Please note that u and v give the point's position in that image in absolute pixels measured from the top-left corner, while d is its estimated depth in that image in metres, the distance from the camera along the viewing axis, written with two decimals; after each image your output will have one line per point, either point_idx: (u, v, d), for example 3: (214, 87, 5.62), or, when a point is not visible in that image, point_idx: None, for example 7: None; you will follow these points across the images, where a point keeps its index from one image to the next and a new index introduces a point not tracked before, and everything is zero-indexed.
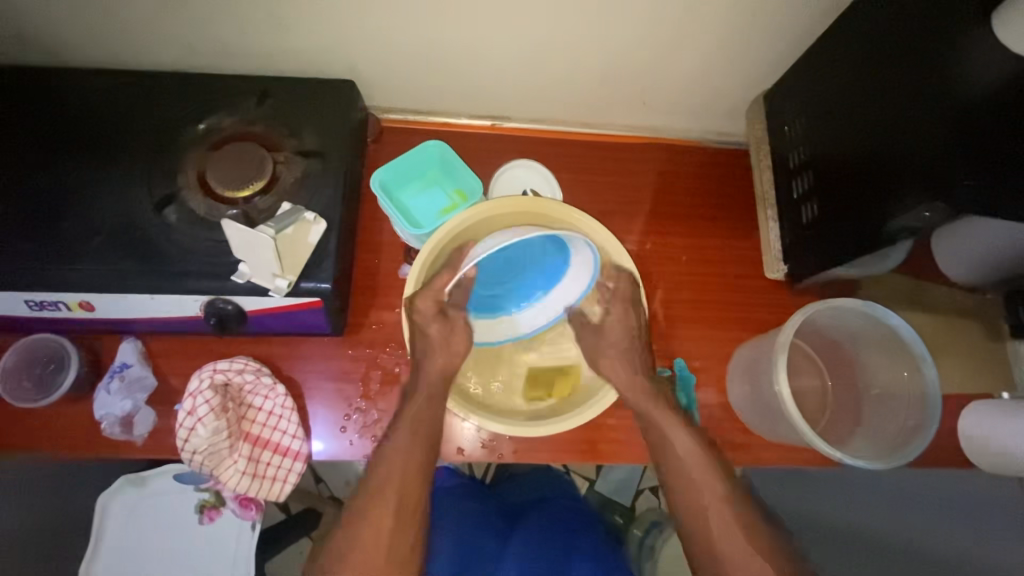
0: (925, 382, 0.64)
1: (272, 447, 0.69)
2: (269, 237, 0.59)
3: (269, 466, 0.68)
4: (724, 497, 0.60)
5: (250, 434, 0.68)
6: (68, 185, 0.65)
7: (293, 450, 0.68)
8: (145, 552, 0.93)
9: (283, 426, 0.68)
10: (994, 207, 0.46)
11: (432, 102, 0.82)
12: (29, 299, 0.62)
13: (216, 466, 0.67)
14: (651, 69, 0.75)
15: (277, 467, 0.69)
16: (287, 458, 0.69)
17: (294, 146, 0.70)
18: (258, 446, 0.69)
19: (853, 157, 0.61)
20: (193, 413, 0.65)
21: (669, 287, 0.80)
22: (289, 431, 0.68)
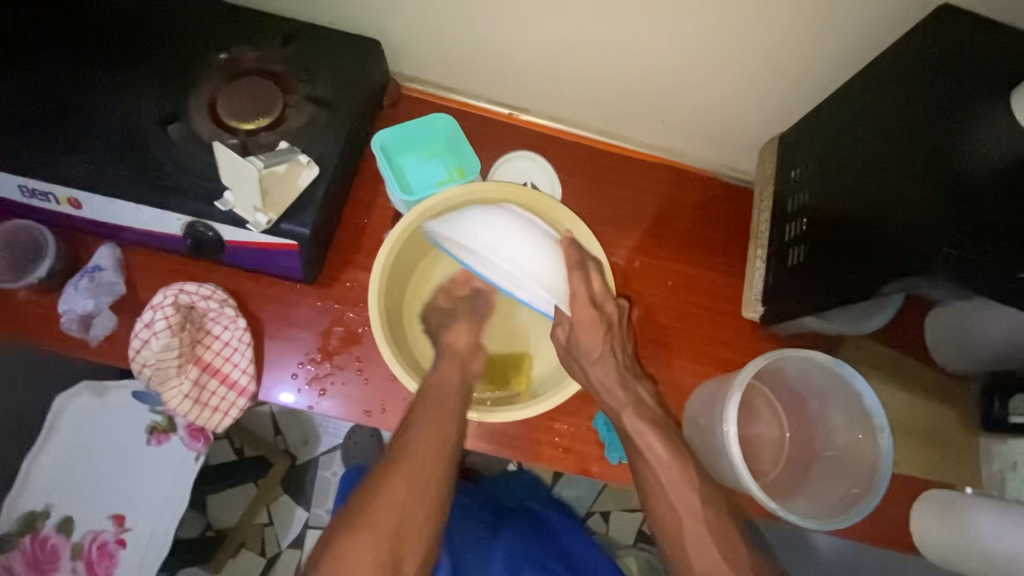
0: (879, 451, 0.62)
1: (220, 378, 0.69)
2: (254, 168, 0.61)
3: (213, 395, 0.69)
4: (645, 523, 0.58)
5: (202, 360, 0.69)
6: (81, 85, 0.67)
7: (240, 385, 0.69)
8: (90, 458, 0.95)
9: (235, 359, 0.68)
10: (974, 282, 0.45)
11: (454, 79, 0.82)
12: (24, 184, 0.65)
13: (161, 381, 0.67)
14: (672, 89, 0.75)
15: (220, 398, 0.69)
16: (233, 391, 0.69)
17: (306, 92, 0.71)
18: (207, 373, 0.69)
19: (848, 210, 0.59)
20: (150, 326, 0.66)
21: (648, 308, 0.79)
22: (240, 365, 0.69)
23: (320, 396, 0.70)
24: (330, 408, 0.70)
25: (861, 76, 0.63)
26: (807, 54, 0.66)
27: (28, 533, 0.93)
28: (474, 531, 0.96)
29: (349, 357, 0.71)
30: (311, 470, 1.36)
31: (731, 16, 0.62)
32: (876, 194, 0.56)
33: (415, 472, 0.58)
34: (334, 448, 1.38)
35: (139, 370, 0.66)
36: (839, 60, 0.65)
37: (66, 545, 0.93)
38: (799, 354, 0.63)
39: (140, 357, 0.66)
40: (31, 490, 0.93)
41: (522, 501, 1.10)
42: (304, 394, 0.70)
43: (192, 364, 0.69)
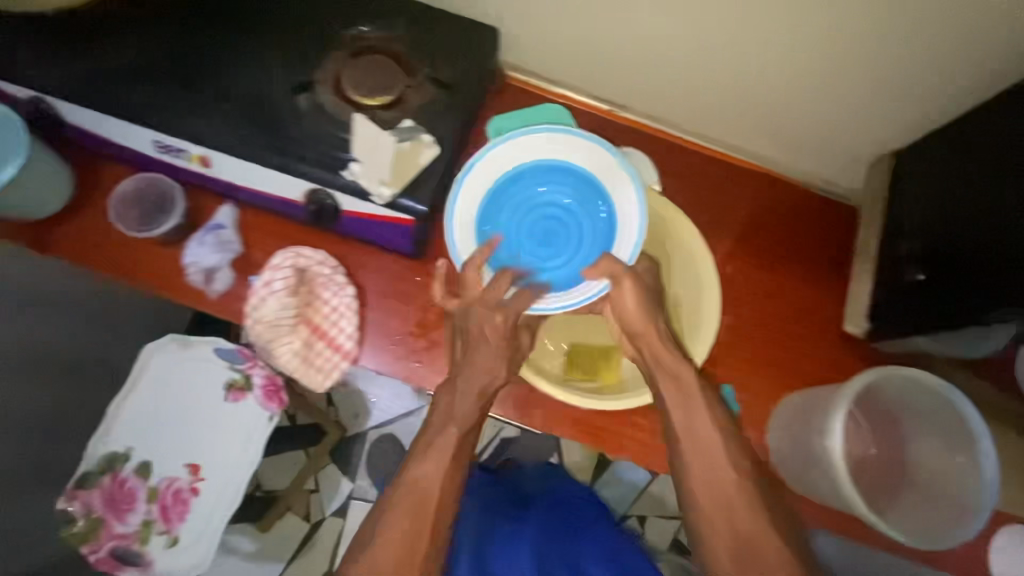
0: (978, 474, 0.61)
1: (327, 340, 0.72)
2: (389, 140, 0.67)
3: (320, 356, 0.72)
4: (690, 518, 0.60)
5: (312, 322, 0.72)
6: (217, 49, 0.70)
7: (345, 349, 0.72)
8: (171, 407, 1.00)
9: (343, 324, 0.72)
10: None
11: (559, 71, 0.83)
12: (161, 140, 0.69)
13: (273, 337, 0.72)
14: (782, 98, 0.74)
15: (326, 359, 0.72)
16: (338, 354, 0.72)
17: (427, 72, 0.73)
18: (315, 334, 0.73)
19: (979, 233, 0.58)
20: (270, 284, 0.71)
21: (737, 312, 0.79)
22: (346, 330, 0.72)
23: (415, 368, 0.72)
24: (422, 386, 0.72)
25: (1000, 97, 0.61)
26: (942, 73, 0.63)
27: (107, 472, 0.97)
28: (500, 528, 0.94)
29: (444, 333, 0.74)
30: (358, 443, 1.39)
31: (864, 27, 0.62)
32: (1007, 219, 0.54)
33: None
34: (382, 424, 1.40)
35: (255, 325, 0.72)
36: (974, 82, 0.63)
37: (142, 488, 0.97)
38: (904, 373, 0.63)
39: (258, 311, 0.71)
40: (116, 431, 0.98)
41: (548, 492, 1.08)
42: (399, 365, 0.73)
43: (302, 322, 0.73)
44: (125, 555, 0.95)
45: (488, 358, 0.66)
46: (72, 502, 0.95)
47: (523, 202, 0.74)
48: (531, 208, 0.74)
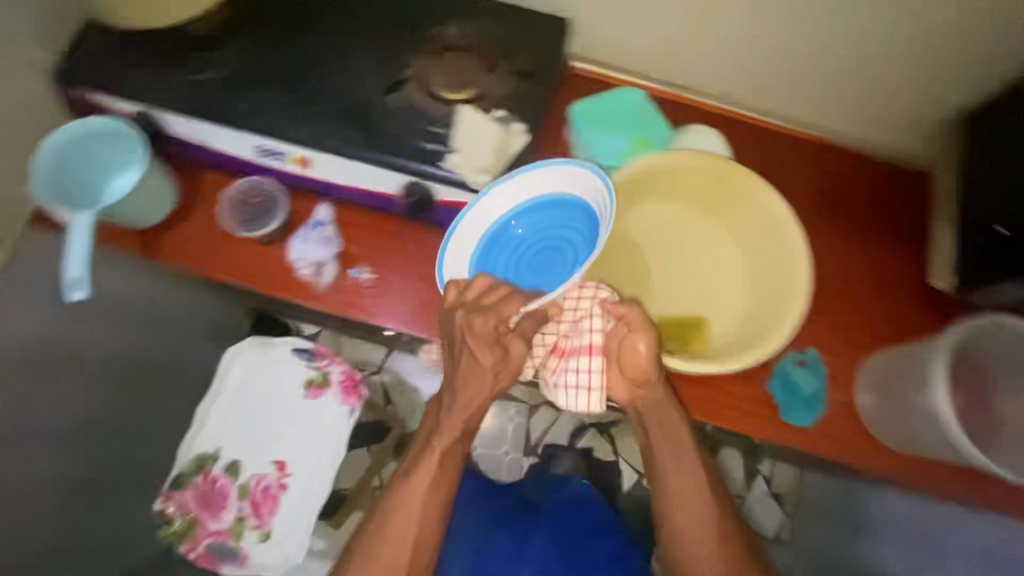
0: None
1: (577, 350, 0.70)
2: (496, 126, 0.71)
3: (574, 373, 0.70)
4: (683, 536, 0.66)
5: (557, 345, 0.71)
6: (310, 56, 0.74)
7: (590, 346, 0.69)
8: (256, 408, 1.04)
9: (588, 324, 0.69)
10: None
11: (625, 61, 0.86)
12: (262, 144, 0.72)
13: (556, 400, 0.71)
14: (849, 69, 0.76)
15: (577, 374, 0.70)
16: (586, 356, 0.69)
17: (507, 65, 0.76)
18: (562, 355, 0.71)
19: None
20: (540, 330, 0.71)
21: (818, 281, 0.80)
22: (592, 326, 0.69)
23: None
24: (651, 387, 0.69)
25: None
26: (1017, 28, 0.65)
27: (200, 473, 1.00)
28: (497, 541, 0.91)
29: None
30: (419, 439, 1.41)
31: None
32: None
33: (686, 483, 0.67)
34: None
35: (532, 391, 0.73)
36: None
37: (233, 486, 1.00)
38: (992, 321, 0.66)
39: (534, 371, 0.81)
40: (206, 433, 1.02)
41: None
42: None
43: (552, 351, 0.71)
44: (221, 551, 0.98)
45: (473, 363, 0.66)
46: (168, 503, 0.98)
47: (511, 248, 0.72)
48: (524, 249, 0.73)
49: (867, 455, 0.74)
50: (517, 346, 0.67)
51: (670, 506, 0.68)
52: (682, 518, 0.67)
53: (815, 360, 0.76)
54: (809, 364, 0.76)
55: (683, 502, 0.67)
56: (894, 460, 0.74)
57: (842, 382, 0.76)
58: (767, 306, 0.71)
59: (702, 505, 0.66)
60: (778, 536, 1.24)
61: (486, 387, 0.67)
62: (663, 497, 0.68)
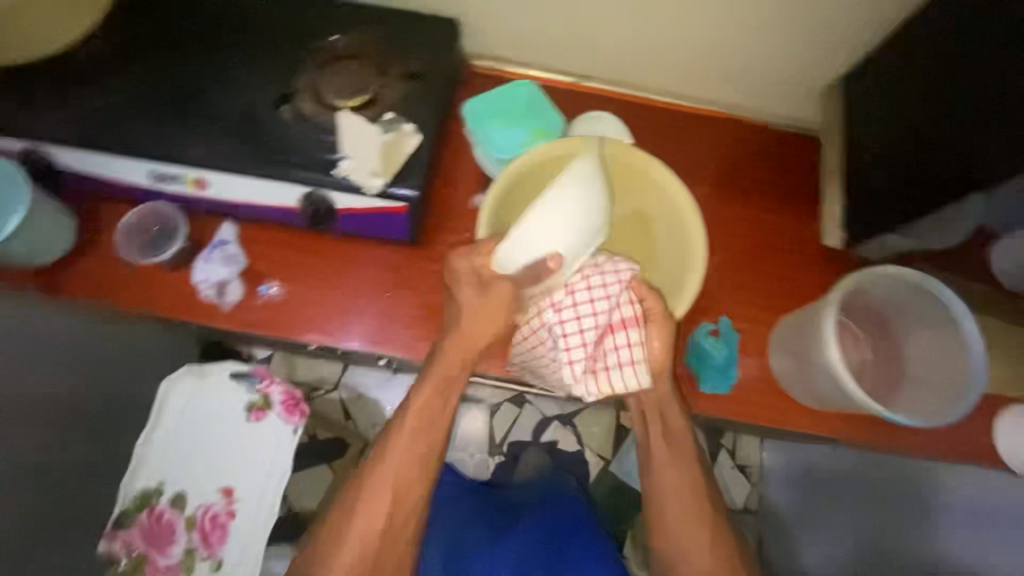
0: (963, 338, 0.65)
1: (616, 328, 0.68)
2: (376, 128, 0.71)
3: (613, 350, 0.68)
4: (674, 533, 0.68)
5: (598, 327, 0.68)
6: (197, 76, 0.73)
7: (629, 319, 0.68)
8: (197, 436, 1.02)
9: (617, 299, 0.69)
10: None
11: (523, 54, 0.87)
12: (154, 169, 0.71)
13: (610, 384, 0.68)
14: (736, 44, 0.78)
15: (616, 352, 0.68)
16: (627, 331, 0.68)
17: (399, 69, 0.76)
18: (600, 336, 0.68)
19: (931, 147, 0.64)
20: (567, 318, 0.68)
21: (724, 252, 0.83)
22: (622, 300, 0.69)
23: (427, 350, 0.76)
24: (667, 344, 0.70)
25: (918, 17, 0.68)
26: None
27: (144, 509, 0.98)
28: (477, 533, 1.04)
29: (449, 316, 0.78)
30: None
31: None
32: (956, 113, 0.61)
33: (667, 482, 0.69)
34: None
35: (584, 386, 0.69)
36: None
37: (181, 518, 0.99)
38: (882, 274, 0.68)
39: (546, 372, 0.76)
40: (146, 468, 1.00)
41: (536, 506, 1.11)
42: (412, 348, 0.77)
43: (593, 335, 0.68)
44: None
45: (445, 374, 0.69)
46: (113, 542, 0.96)
47: None
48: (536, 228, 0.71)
49: (786, 414, 0.77)
50: (497, 288, 0.67)
51: (657, 503, 0.70)
52: (671, 515, 0.69)
53: (728, 330, 0.78)
54: (722, 334, 0.78)
55: (671, 501, 0.69)
56: (814, 416, 0.77)
57: (754, 347, 0.79)
58: (672, 278, 0.74)
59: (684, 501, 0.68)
60: (746, 506, 1.10)
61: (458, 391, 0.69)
62: (652, 494, 0.70)
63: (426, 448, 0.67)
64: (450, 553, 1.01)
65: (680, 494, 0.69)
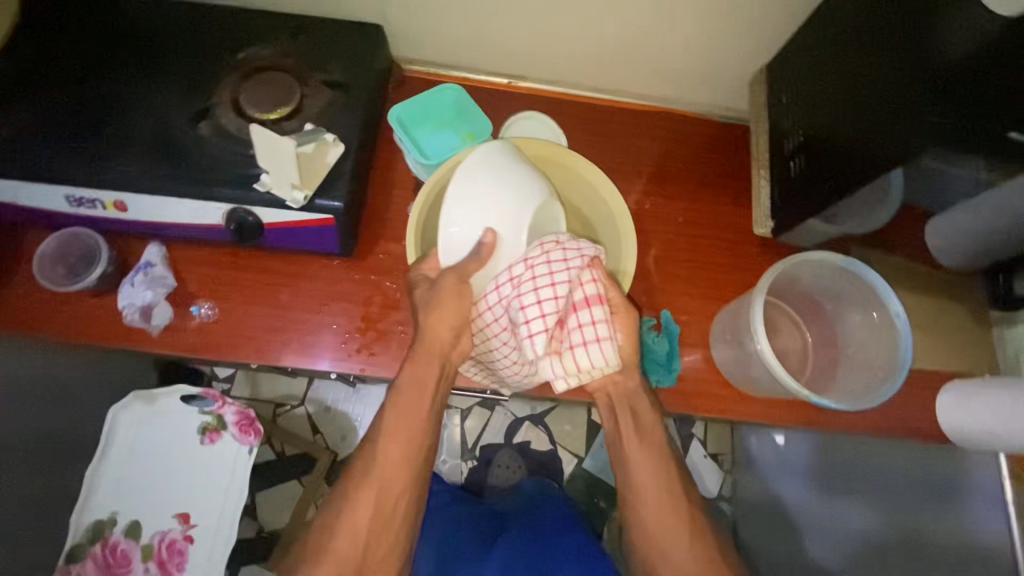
0: (892, 316, 0.67)
1: (578, 306, 0.64)
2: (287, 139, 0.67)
3: (575, 329, 0.63)
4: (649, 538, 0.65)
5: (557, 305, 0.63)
6: (111, 96, 0.71)
7: (590, 297, 0.64)
8: (148, 463, 0.99)
9: (578, 275, 0.64)
10: (966, 136, 0.52)
11: (453, 57, 0.86)
12: (71, 193, 0.69)
13: (576, 365, 0.63)
14: (660, 36, 0.79)
15: (580, 332, 0.63)
16: (588, 310, 0.63)
17: (321, 78, 0.75)
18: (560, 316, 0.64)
19: (840, 132, 0.66)
20: (521, 297, 0.63)
21: (664, 245, 0.83)
22: (584, 277, 0.65)
23: (368, 361, 0.75)
24: (628, 326, 0.67)
25: (824, 9, 0.70)
26: None
27: (97, 541, 0.96)
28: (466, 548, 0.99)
29: (389, 325, 0.76)
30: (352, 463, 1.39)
31: None
32: (873, 90, 0.61)
33: (640, 492, 0.66)
34: None
35: (548, 367, 0.63)
36: None
37: (136, 548, 0.96)
38: (809, 258, 0.69)
39: (500, 362, 0.71)
40: (98, 499, 0.97)
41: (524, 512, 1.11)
42: (353, 360, 0.75)
43: (555, 313, 0.63)
44: None
45: (411, 380, 0.65)
46: None
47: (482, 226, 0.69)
48: None
49: (732, 402, 0.77)
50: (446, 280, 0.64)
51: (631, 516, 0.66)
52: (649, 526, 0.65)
53: (669, 323, 0.77)
54: (663, 327, 0.77)
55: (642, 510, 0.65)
56: (759, 403, 0.77)
57: (697, 338, 0.79)
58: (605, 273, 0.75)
59: (658, 512, 0.65)
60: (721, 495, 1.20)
61: (427, 401, 0.66)
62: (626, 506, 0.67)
63: (397, 460, 0.64)
64: (441, 553, 0.98)
65: (653, 502, 0.65)
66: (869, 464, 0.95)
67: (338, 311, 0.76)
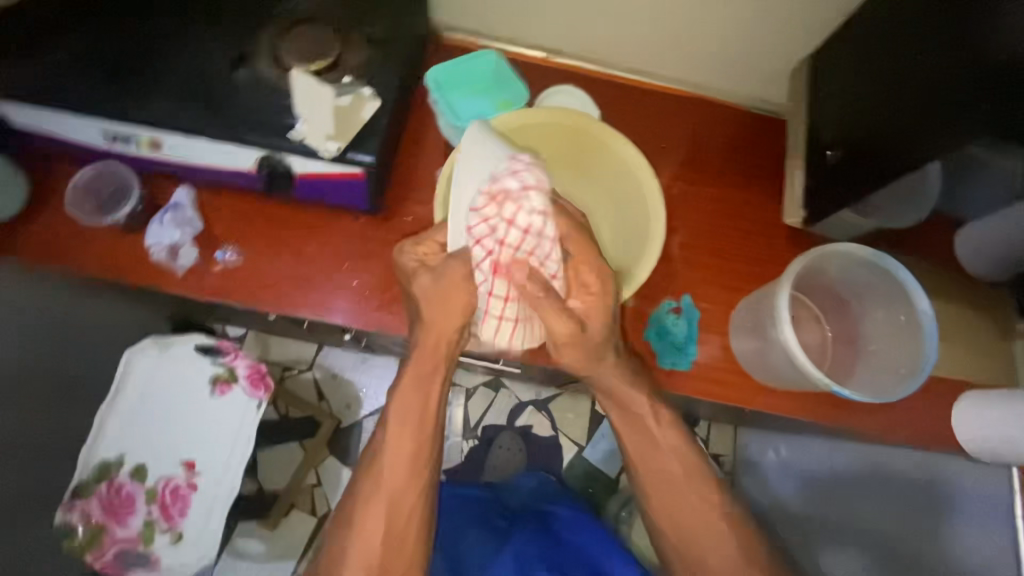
0: (917, 314, 0.66)
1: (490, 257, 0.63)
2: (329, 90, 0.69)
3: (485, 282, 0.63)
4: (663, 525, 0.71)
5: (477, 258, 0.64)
6: (153, 35, 0.72)
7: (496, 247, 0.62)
8: (157, 408, 1.01)
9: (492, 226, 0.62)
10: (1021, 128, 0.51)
11: (492, 26, 0.85)
12: (107, 128, 0.70)
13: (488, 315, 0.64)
14: (703, 18, 0.78)
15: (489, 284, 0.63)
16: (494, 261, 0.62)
17: (360, 34, 0.75)
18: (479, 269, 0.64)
19: (885, 124, 0.65)
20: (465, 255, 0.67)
21: (690, 230, 0.82)
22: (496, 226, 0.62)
23: (386, 321, 0.75)
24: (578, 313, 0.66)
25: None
26: None
27: (102, 482, 0.97)
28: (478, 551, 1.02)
29: None
30: (355, 432, 1.40)
31: None
32: (920, 81, 0.61)
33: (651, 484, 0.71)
34: (376, 409, 1.42)
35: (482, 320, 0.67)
36: None
37: (140, 491, 0.97)
38: (838, 250, 0.68)
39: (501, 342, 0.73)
40: (105, 439, 0.98)
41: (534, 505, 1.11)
42: (371, 318, 0.76)
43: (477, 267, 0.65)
44: (132, 556, 0.95)
45: (416, 377, 0.69)
46: (70, 513, 0.94)
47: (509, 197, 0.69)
48: None
49: (747, 392, 0.77)
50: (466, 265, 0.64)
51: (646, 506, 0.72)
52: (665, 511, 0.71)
53: (689, 307, 0.78)
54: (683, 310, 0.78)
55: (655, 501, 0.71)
56: (775, 395, 0.77)
57: (716, 326, 0.79)
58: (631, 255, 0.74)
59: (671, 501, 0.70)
60: None
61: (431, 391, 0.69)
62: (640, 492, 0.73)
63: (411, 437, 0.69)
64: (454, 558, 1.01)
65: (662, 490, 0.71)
66: (875, 472, 0.95)
67: (360, 269, 0.77)
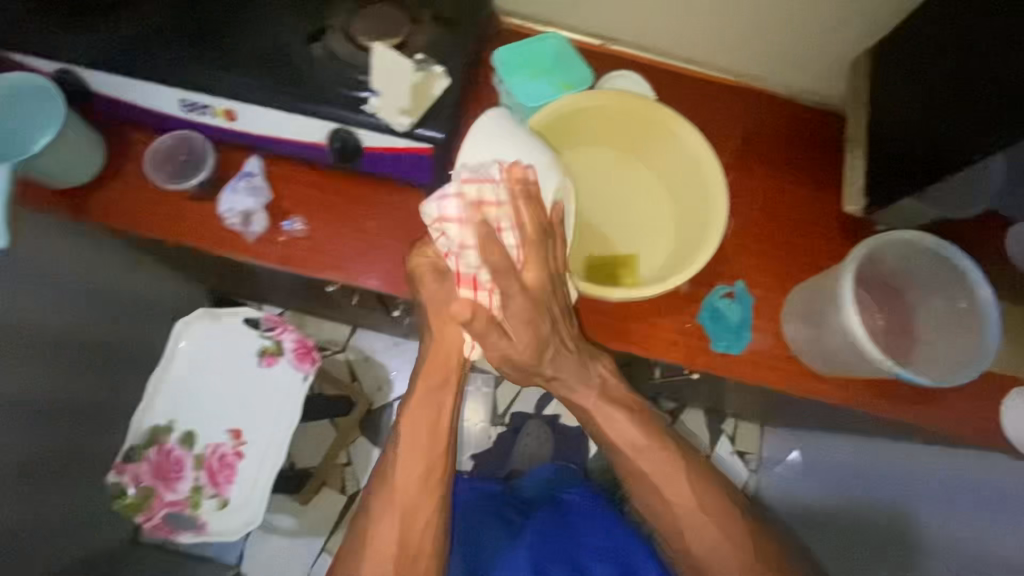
0: (979, 300, 0.68)
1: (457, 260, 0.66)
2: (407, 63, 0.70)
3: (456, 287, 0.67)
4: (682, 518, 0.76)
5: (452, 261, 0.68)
6: (230, 9, 0.74)
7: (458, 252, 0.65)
8: (207, 376, 1.04)
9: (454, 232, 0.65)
10: None
11: (552, 12, 0.87)
12: (185, 97, 0.72)
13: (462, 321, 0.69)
14: (765, 10, 0.78)
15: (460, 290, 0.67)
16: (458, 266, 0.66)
17: (428, 14, 0.77)
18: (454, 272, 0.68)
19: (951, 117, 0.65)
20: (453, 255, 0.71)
21: (746, 218, 0.83)
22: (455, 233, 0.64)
23: None
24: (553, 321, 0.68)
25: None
26: None
27: (153, 446, 1.00)
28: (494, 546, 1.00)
29: None
30: (385, 413, 1.43)
31: None
32: (990, 73, 0.61)
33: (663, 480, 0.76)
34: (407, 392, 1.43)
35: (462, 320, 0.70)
36: None
37: (188, 456, 1.00)
38: (900, 237, 0.69)
39: None
40: (157, 405, 1.02)
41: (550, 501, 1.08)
42: None
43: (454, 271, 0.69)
44: (178, 520, 0.98)
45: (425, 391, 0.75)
46: (121, 475, 0.98)
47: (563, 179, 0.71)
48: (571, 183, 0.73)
49: (799, 378, 0.78)
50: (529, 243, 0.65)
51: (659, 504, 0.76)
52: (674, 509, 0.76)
53: (742, 293, 0.79)
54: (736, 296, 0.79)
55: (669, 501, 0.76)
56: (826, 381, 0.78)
57: (768, 313, 0.79)
58: (689, 237, 0.76)
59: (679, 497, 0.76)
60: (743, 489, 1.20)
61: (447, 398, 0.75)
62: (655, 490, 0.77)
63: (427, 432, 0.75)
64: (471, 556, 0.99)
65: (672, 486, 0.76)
66: None
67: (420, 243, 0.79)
